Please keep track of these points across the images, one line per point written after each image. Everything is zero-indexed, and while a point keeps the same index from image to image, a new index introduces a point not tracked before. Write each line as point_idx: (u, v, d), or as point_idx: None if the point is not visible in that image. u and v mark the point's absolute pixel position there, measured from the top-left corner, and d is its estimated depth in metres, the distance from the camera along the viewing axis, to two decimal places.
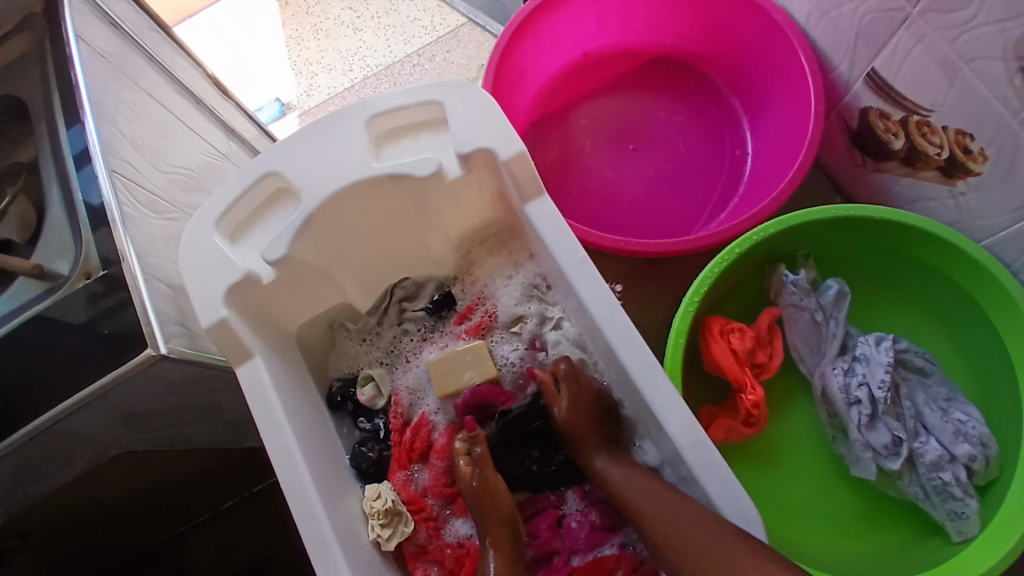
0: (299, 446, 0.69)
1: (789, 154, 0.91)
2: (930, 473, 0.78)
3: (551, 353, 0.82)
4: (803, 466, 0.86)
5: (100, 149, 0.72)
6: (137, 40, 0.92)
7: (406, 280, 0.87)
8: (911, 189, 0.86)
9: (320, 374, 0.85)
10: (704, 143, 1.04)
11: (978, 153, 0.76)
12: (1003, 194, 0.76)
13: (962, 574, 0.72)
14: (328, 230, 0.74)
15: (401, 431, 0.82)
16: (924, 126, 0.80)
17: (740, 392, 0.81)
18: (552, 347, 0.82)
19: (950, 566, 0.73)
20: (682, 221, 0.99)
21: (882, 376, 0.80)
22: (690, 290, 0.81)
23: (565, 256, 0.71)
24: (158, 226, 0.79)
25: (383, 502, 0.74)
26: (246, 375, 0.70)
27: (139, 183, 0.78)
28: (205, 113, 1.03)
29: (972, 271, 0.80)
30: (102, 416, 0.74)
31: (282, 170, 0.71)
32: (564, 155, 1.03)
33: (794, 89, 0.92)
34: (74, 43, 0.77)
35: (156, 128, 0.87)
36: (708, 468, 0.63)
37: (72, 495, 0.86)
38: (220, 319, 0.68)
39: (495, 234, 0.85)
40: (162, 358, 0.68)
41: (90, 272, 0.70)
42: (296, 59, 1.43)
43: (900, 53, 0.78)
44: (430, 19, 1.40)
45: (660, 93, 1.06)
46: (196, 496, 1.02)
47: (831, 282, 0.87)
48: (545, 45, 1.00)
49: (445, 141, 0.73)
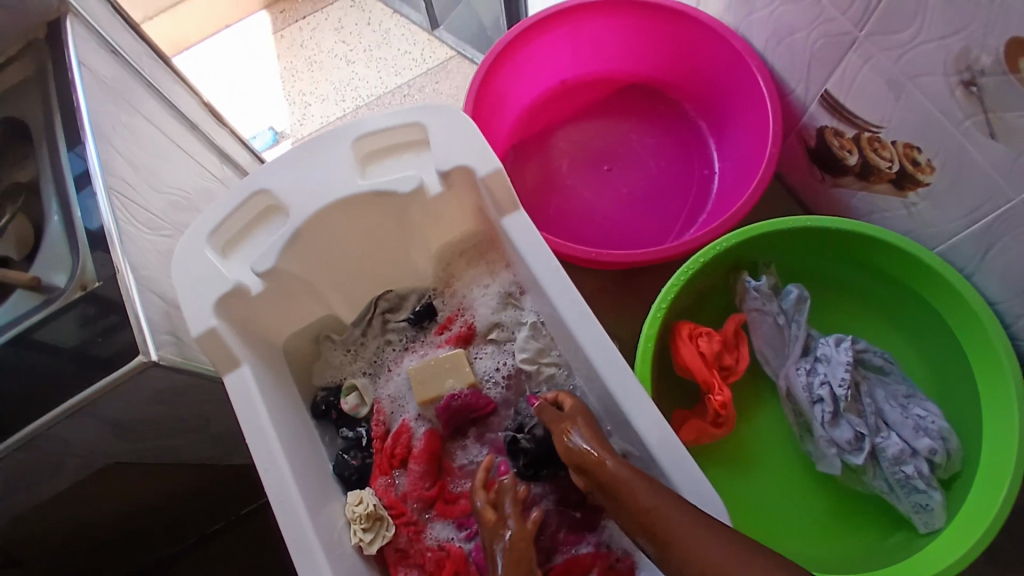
0: (283, 451, 0.72)
1: (753, 172, 0.96)
2: (893, 466, 0.81)
3: (519, 352, 0.86)
4: (771, 469, 0.88)
5: (99, 170, 0.77)
6: (136, 68, 0.97)
7: (389, 293, 0.90)
8: (868, 202, 0.91)
9: (304, 384, 0.88)
10: (675, 163, 1.09)
11: (926, 165, 0.81)
12: (951, 203, 0.80)
13: (929, 566, 0.75)
14: (315, 244, 0.78)
15: (382, 439, 0.85)
16: (875, 142, 0.85)
17: (708, 394, 0.85)
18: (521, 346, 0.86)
19: (919, 559, 0.76)
20: (655, 237, 1.04)
21: (842, 375, 0.84)
22: (658, 299, 0.85)
23: (538, 263, 0.75)
24: (152, 242, 0.82)
25: (365, 506, 0.77)
26: (233, 382, 0.73)
27: (136, 202, 0.82)
28: (200, 139, 1.08)
29: (927, 276, 0.84)
30: (92, 424, 0.76)
31: (271, 188, 0.75)
32: (543, 175, 1.08)
33: (754, 110, 0.98)
34: (77, 69, 0.82)
35: (153, 151, 0.92)
36: (676, 463, 0.66)
37: (61, 508, 0.88)
38: (208, 328, 0.71)
39: (472, 246, 0.89)
40: (152, 364, 0.72)
41: (86, 284, 0.72)
42: (289, 89, 1.49)
43: (850, 74, 0.84)
44: (420, 52, 1.47)
45: (632, 116, 1.12)
46: (185, 515, 1.04)
47: (792, 287, 0.91)
48: (522, 72, 1.06)
49: (425, 160, 0.78)
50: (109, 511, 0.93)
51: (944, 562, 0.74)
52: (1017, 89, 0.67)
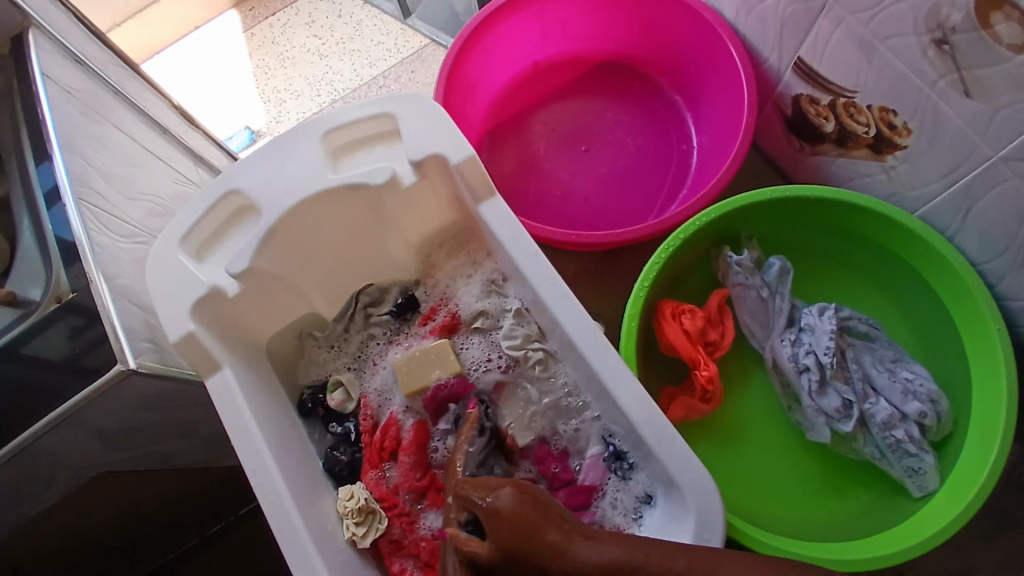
0: (271, 451, 0.72)
1: (730, 144, 0.95)
2: (883, 432, 0.81)
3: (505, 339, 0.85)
4: (760, 438, 0.88)
5: (69, 186, 0.75)
6: (103, 77, 0.95)
7: (368, 287, 0.89)
8: (846, 168, 0.91)
9: (290, 383, 0.87)
10: (653, 140, 1.08)
11: (903, 127, 0.80)
12: (930, 165, 0.80)
13: (929, 527, 0.75)
14: (290, 241, 0.76)
15: (370, 433, 0.84)
16: (850, 107, 0.84)
17: (694, 369, 0.85)
18: (507, 334, 0.85)
19: (918, 521, 0.76)
20: (636, 216, 1.03)
21: (827, 343, 0.84)
22: (640, 277, 0.84)
23: (516, 248, 0.74)
24: (126, 249, 0.81)
25: (356, 501, 0.77)
26: (215, 386, 0.72)
27: (108, 211, 0.81)
28: (173, 142, 1.07)
29: (909, 240, 0.84)
30: (77, 437, 0.75)
31: (242, 187, 0.74)
32: (520, 159, 1.07)
33: (728, 81, 0.97)
34: (40, 80, 0.80)
35: (124, 159, 0.90)
36: (663, 441, 0.66)
37: (55, 523, 0.87)
38: (187, 332, 0.70)
39: (452, 236, 0.88)
40: (132, 372, 0.71)
41: (61, 295, 0.72)
42: (264, 87, 1.47)
43: (822, 40, 0.83)
44: (394, 42, 1.45)
45: (607, 95, 1.11)
46: (183, 521, 1.04)
47: (774, 260, 0.90)
48: (493, 56, 1.05)
49: (398, 150, 0.77)
50: (103, 523, 0.93)
51: (946, 521, 0.74)
52: (988, 46, 0.66)
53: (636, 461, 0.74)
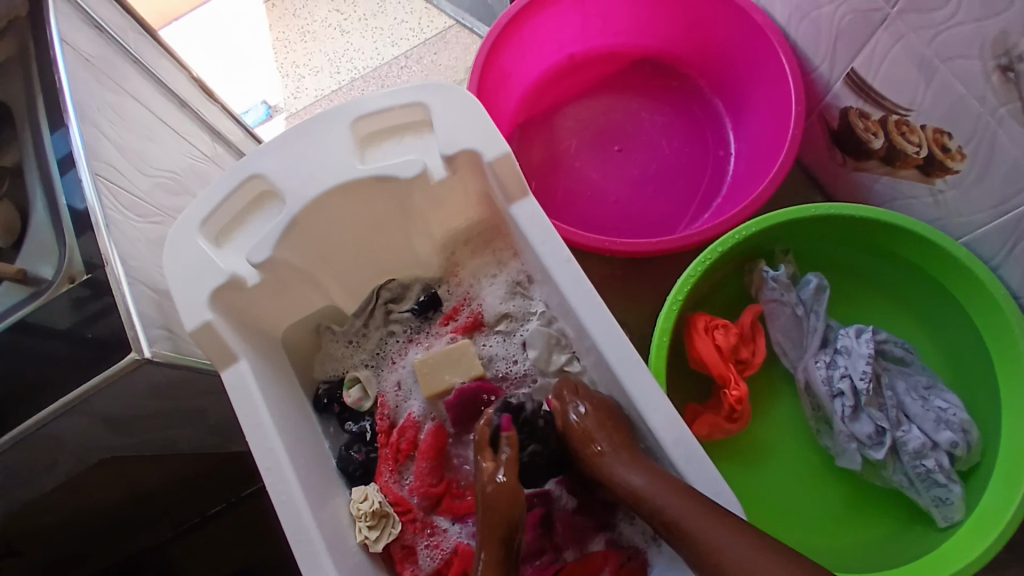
0: (285, 450, 0.69)
1: (770, 155, 0.92)
2: (914, 460, 0.80)
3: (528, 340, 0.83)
4: (784, 460, 0.87)
5: (84, 153, 0.72)
6: (122, 45, 0.92)
7: (390, 283, 0.87)
8: (891, 187, 0.88)
9: (306, 377, 0.85)
10: (688, 143, 1.05)
11: (956, 151, 0.77)
12: (981, 192, 0.77)
13: (957, 556, 0.74)
14: (312, 233, 0.74)
15: (387, 433, 0.82)
16: (902, 125, 0.81)
17: (723, 388, 0.84)
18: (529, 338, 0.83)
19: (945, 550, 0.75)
20: (666, 221, 1.00)
21: (864, 367, 0.82)
22: (673, 291, 0.83)
23: (548, 254, 0.71)
24: (141, 229, 0.78)
25: (369, 504, 0.74)
26: (229, 377, 0.69)
27: (124, 187, 0.78)
28: (191, 117, 1.03)
29: (952, 267, 0.81)
30: (84, 420, 0.73)
31: (265, 173, 0.71)
32: (550, 155, 1.04)
33: (772, 88, 0.94)
34: (58, 46, 0.77)
35: (140, 132, 0.86)
36: (692, 465, 0.63)
37: (57, 502, 0.85)
38: (204, 322, 0.68)
39: (478, 234, 0.85)
40: (145, 361, 0.69)
41: (73, 276, 0.69)
42: (282, 61, 1.43)
43: (879, 53, 0.80)
44: (417, 22, 1.40)
45: (643, 93, 1.08)
46: (184, 502, 1.02)
47: (811, 276, 0.89)
48: (528, 46, 1.01)
49: (428, 144, 0.74)
50: (106, 503, 0.91)
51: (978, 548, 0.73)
52: None
53: None
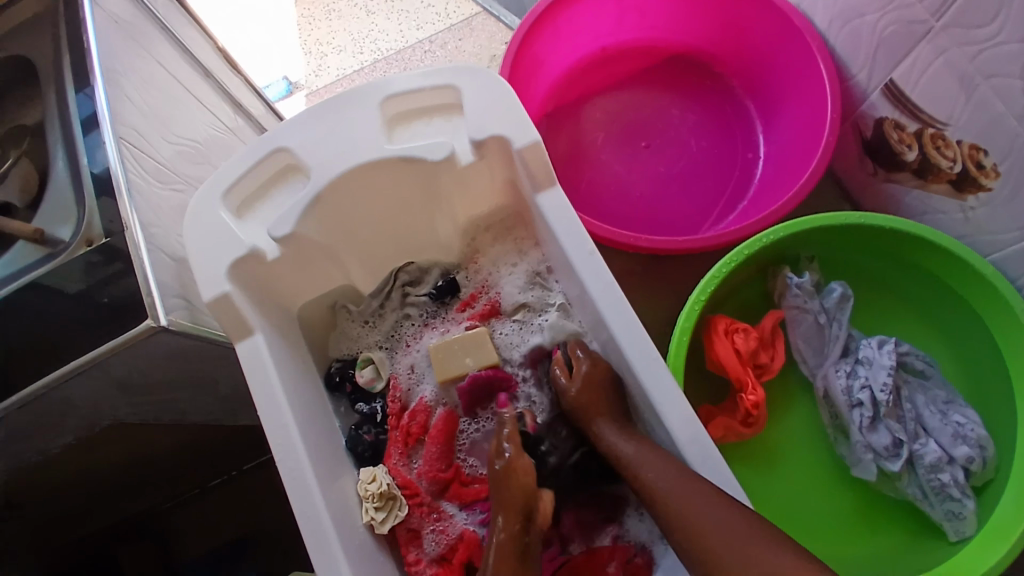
0: (297, 425, 0.69)
1: (801, 162, 0.91)
2: (929, 474, 0.79)
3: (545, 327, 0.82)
4: (795, 469, 0.87)
5: (108, 115, 0.71)
6: (151, 9, 0.90)
7: (410, 266, 0.86)
8: (921, 201, 0.87)
9: (320, 354, 0.84)
10: (717, 143, 1.03)
11: (991, 168, 0.76)
12: (1012, 211, 0.76)
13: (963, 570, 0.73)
14: (335, 209, 0.73)
15: (398, 416, 0.82)
16: (938, 139, 0.80)
17: (740, 393, 0.83)
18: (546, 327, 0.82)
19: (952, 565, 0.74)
20: (689, 222, 0.99)
21: (885, 379, 0.82)
22: (695, 291, 0.82)
23: (573, 246, 0.69)
24: (163, 197, 0.77)
25: (378, 485, 0.74)
26: (245, 351, 0.69)
27: (146, 152, 0.77)
28: (215, 87, 1.02)
29: (977, 282, 0.80)
30: (98, 384, 0.73)
31: (291, 147, 0.70)
32: (575, 147, 1.03)
33: (807, 93, 0.93)
34: (89, 7, 0.76)
35: (165, 98, 0.85)
36: (707, 462, 0.62)
37: (63, 463, 0.85)
38: (221, 293, 0.67)
39: (501, 221, 0.85)
40: (162, 329, 0.68)
41: (92, 239, 0.68)
42: (306, 38, 1.41)
43: (919, 67, 0.79)
44: (444, 6, 1.39)
45: (673, 91, 1.06)
46: (187, 472, 1.01)
47: (835, 285, 0.88)
48: (560, 36, 1.00)
49: (459, 126, 0.72)
50: (110, 468, 0.91)
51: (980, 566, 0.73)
52: None
53: None
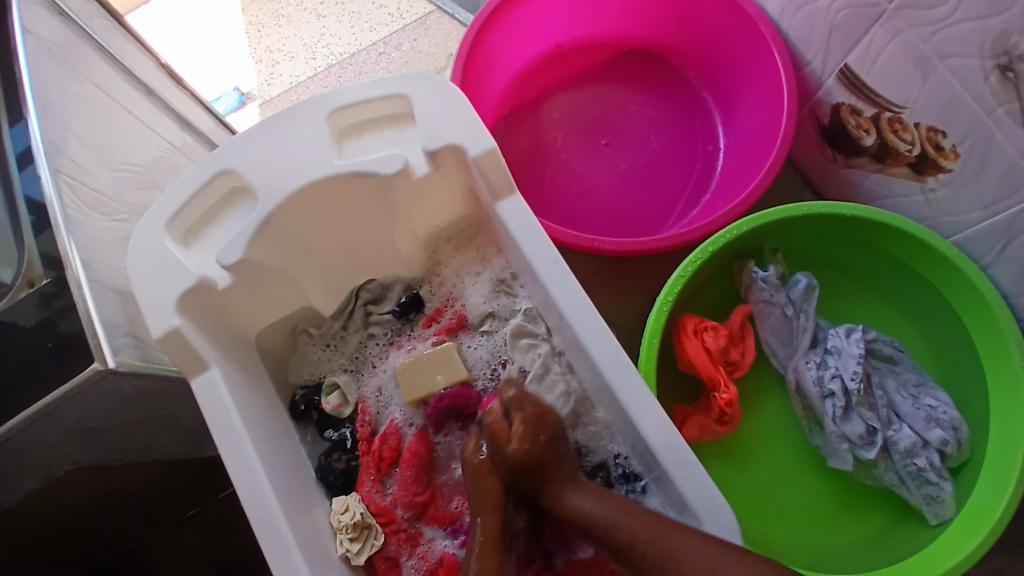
0: (261, 460, 0.66)
1: (762, 151, 0.90)
2: (905, 459, 0.80)
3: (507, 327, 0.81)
4: (774, 464, 0.87)
5: (43, 148, 0.68)
6: (86, 30, 0.86)
7: (371, 284, 0.84)
8: (881, 184, 0.87)
9: (281, 383, 0.82)
10: (677, 136, 1.02)
11: (950, 150, 0.76)
12: (973, 191, 0.76)
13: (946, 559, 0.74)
14: (284, 231, 0.70)
15: (368, 441, 0.79)
16: (896, 123, 0.80)
17: (714, 391, 0.82)
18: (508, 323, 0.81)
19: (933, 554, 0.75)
20: (655, 218, 0.98)
21: (854, 367, 0.82)
22: (664, 291, 0.81)
23: (536, 254, 0.68)
24: (106, 228, 0.73)
25: (351, 515, 0.73)
26: (201, 386, 0.66)
27: (85, 183, 0.73)
28: (158, 105, 0.97)
29: (941, 265, 0.80)
30: (50, 433, 0.69)
31: (236, 168, 0.67)
32: (535, 147, 1.01)
33: (764, 81, 0.92)
34: (19, 34, 0.72)
35: (105, 123, 0.81)
36: (684, 469, 0.61)
37: (21, 513, 0.81)
38: (171, 328, 0.64)
39: (461, 230, 0.82)
40: (110, 372, 0.65)
41: (34, 280, 0.65)
42: (255, 47, 1.37)
43: (874, 50, 0.79)
44: (396, 6, 1.35)
45: (632, 85, 1.05)
46: (155, 508, 0.97)
47: (800, 276, 0.88)
48: (513, 35, 0.98)
49: (410, 137, 0.70)
50: (72, 513, 0.86)
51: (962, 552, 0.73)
52: None
53: (649, 484, 0.70)
